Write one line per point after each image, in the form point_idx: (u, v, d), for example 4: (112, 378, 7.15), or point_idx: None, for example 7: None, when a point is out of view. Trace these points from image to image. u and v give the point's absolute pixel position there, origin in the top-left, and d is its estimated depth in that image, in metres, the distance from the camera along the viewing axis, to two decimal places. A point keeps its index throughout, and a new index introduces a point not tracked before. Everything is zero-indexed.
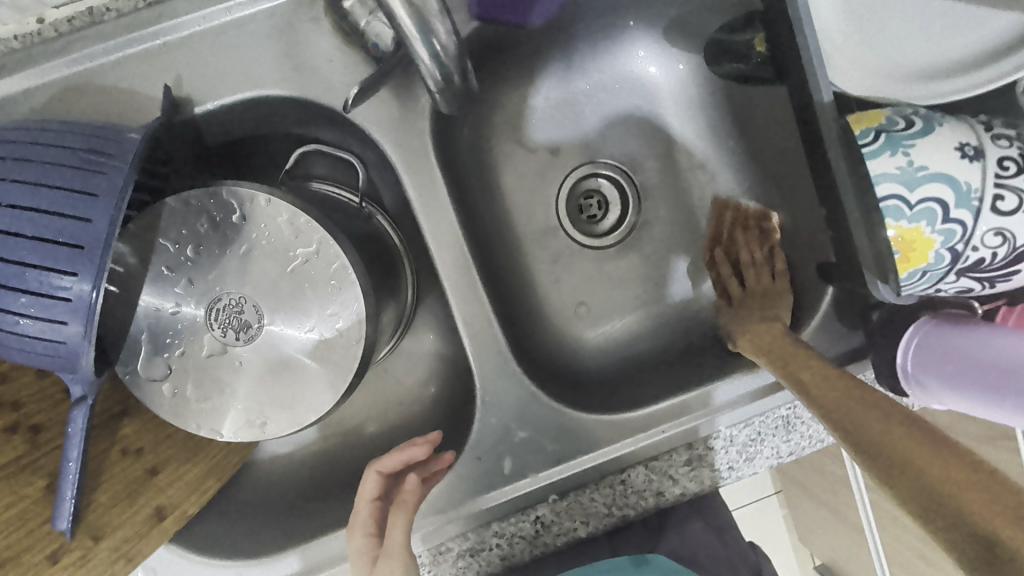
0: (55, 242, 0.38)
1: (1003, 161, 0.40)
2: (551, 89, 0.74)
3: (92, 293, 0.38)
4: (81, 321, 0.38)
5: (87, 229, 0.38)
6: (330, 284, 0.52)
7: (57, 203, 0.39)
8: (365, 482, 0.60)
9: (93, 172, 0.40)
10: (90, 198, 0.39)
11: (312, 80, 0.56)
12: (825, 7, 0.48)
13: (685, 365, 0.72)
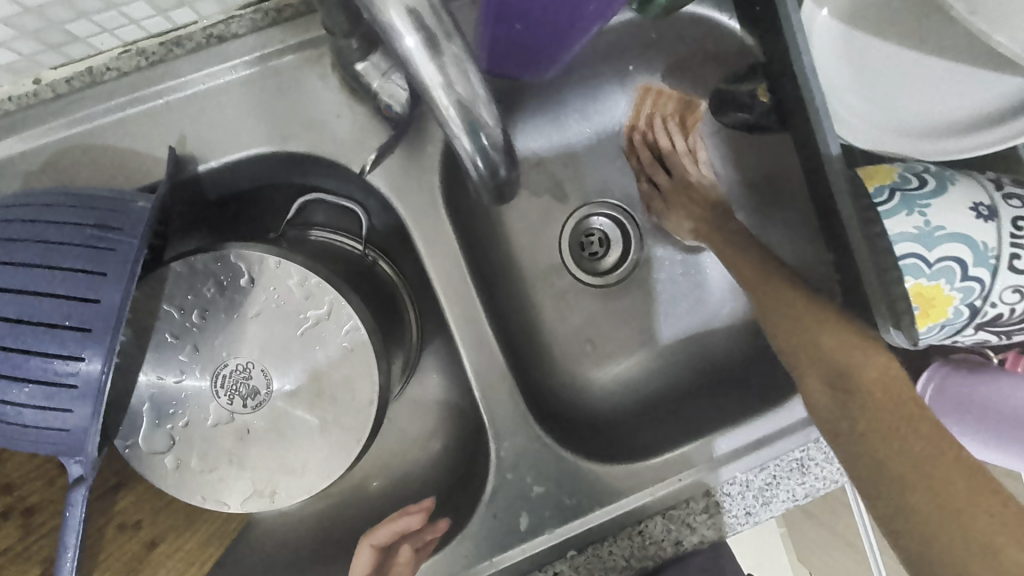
0: (62, 326, 0.36)
1: (1016, 221, 0.42)
2: (550, 130, 0.72)
3: (102, 374, 0.37)
4: (89, 405, 0.37)
5: (99, 310, 0.37)
6: (342, 346, 0.51)
7: (62, 284, 0.37)
8: (357, 557, 0.58)
9: (100, 249, 0.38)
10: (100, 278, 0.37)
11: (319, 136, 0.55)
12: (833, 63, 0.49)
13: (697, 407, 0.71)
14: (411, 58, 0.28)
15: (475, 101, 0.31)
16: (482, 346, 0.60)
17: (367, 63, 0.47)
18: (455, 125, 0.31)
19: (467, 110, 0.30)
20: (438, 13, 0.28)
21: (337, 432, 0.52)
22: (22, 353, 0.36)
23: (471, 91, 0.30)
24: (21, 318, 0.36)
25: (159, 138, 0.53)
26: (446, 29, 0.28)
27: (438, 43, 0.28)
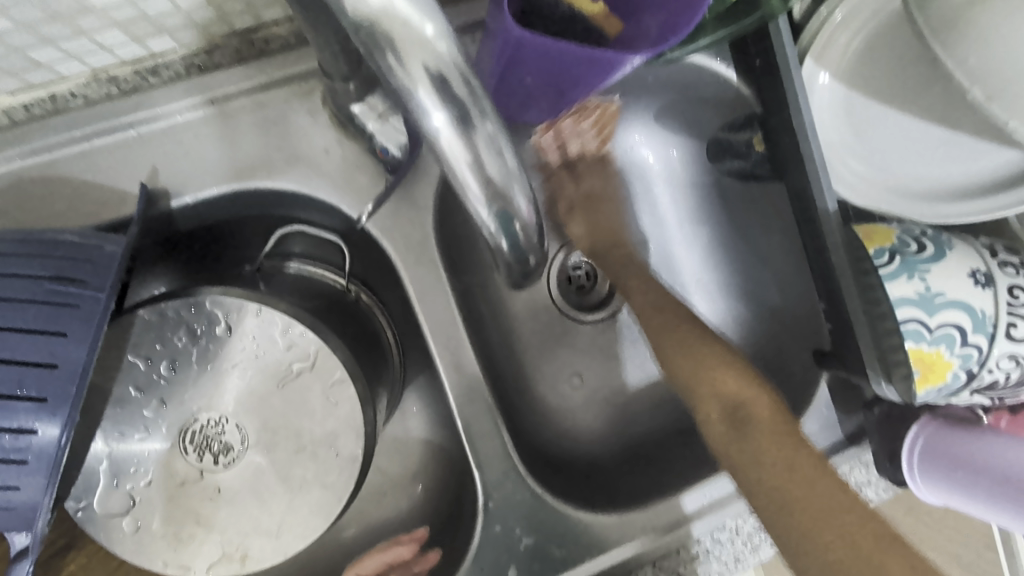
0: (12, 396, 0.33)
1: (1012, 290, 0.45)
2: None
3: (57, 452, 0.33)
4: (43, 485, 0.33)
5: (57, 376, 0.33)
6: (326, 398, 0.48)
7: (14, 349, 0.33)
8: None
9: (60, 306, 0.35)
10: (60, 339, 0.34)
11: (305, 172, 0.52)
12: (831, 122, 0.50)
13: (685, 455, 0.70)
14: (435, 137, 0.27)
15: (508, 184, 0.30)
16: (472, 394, 0.58)
17: (363, 106, 0.45)
18: (481, 202, 0.30)
19: (497, 191, 0.30)
20: (469, 84, 0.27)
21: (318, 490, 0.49)
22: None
23: (506, 172, 0.30)
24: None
25: (130, 170, 0.49)
26: (482, 108, 0.27)
27: (471, 121, 0.27)
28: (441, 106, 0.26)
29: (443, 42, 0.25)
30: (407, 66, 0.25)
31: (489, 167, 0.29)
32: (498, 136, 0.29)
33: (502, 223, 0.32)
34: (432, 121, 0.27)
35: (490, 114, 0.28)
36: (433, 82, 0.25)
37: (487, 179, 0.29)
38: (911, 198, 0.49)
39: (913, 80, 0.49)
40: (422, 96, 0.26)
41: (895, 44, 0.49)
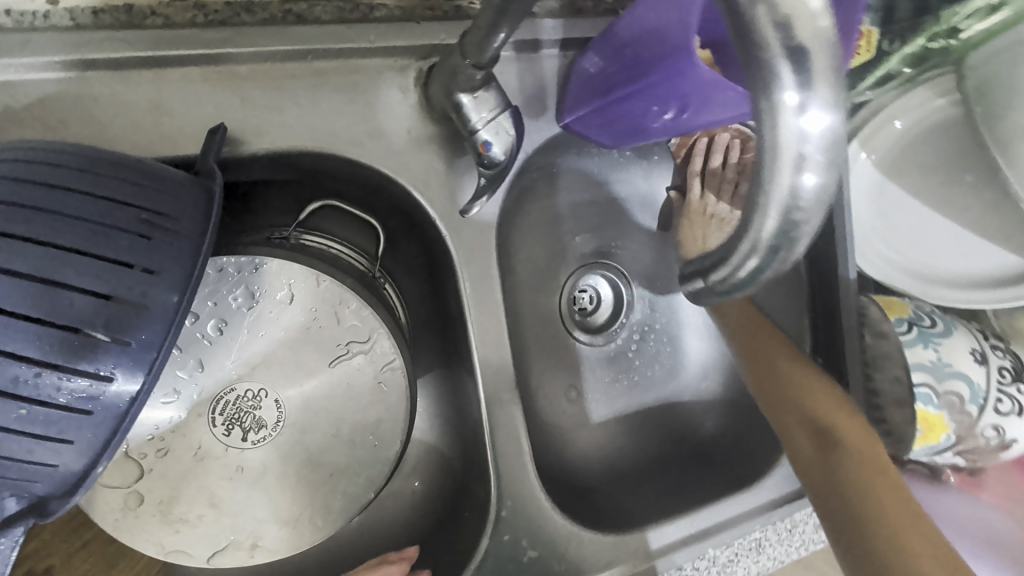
0: (92, 335, 0.30)
1: (1002, 370, 0.52)
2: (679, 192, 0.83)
3: (131, 401, 0.31)
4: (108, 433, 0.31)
5: (144, 319, 0.31)
6: (377, 386, 0.46)
7: (100, 281, 0.30)
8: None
9: (154, 241, 0.32)
10: (151, 278, 0.32)
11: (382, 148, 0.50)
12: (862, 201, 0.57)
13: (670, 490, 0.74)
14: (771, 134, 0.24)
15: (810, 212, 0.25)
16: (500, 397, 0.58)
17: (473, 97, 0.45)
18: (772, 212, 0.25)
19: (793, 211, 0.25)
20: (825, 69, 0.23)
21: (347, 480, 0.46)
22: (16, 362, 0.28)
23: (822, 189, 0.25)
24: (27, 314, 0.29)
25: (198, 109, 0.45)
26: (841, 98, 0.24)
27: (821, 110, 0.23)
28: (798, 85, 0.23)
29: (825, 18, 0.23)
30: (783, 42, 0.23)
31: (807, 178, 0.25)
32: (839, 143, 0.24)
33: (766, 258, 0.27)
34: (781, 99, 0.23)
35: (841, 114, 0.24)
36: (799, 52, 0.23)
37: (805, 177, 0.25)
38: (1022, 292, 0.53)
39: (936, 177, 0.56)
40: (781, 65, 0.23)
41: (928, 143, 0.57)
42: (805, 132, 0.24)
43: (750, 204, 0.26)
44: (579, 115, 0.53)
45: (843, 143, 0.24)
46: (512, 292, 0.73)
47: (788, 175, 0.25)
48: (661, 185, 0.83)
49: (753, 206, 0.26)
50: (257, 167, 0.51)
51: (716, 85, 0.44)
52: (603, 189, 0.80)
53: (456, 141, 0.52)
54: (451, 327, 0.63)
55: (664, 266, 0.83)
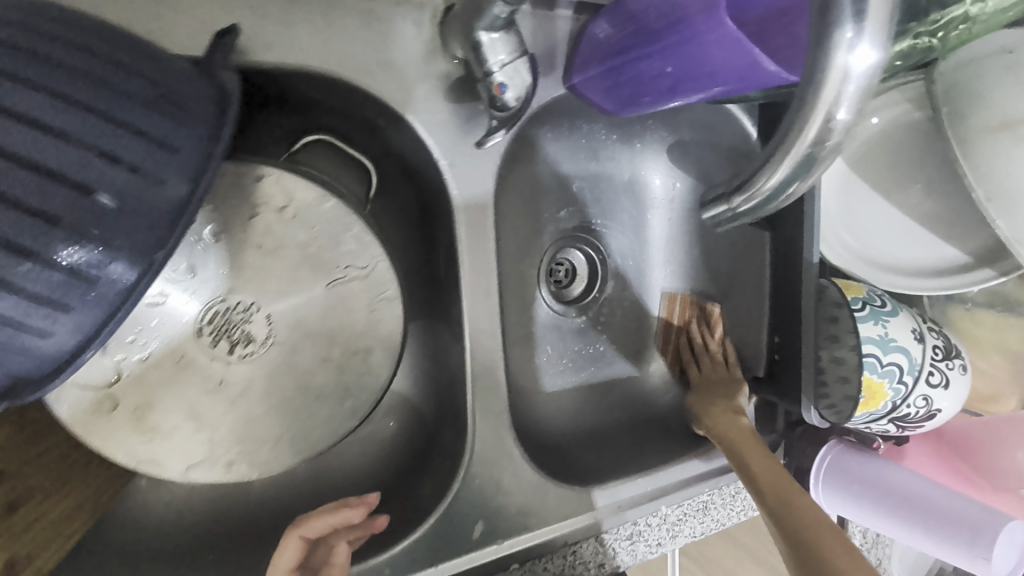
0: (100, 197, 0.30)
1: (936, 347, 0.54)
2: (668, 177, 0.83)
3: (131, 278, 0.32)
4: (104, 306, 0.32)
5: (155, 191, 0.32)
6: (372, 312, 0.46)
7: (122, 146, 0.31)
8: (283, 549, 0.52)
9: (176, 123, 0.34)
10: (172, 156, 0.33)
11: (393, 80, 0.50)
12: (828, 192, 0.61)
13: (628, 450, 0.78)
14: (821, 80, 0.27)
15: (835, 142, 0.28)
16: (483, 346, 0.59)
17: (494, 35, 0.45)
18: (806, 134, 0.28)
19: (825, 136, 0.28)
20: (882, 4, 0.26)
21: (331, 407, 0.46)
22: (24, 215, 0.28)
23: (850, 123, 0.28)
24: (39, 164, 0.28)
25: (210, 11, 0.44)
26: (889, 39, 0.26)
27: (875, 48, 0.26)
28: (855, 21, 0.26)
29: None
30: None
31: (841, 112, 0.27)
32: (874, 85, 0.27)
33: (797, 168, 0.30)
34: (840, 34, 0.26)
35: (884, 56, 0.27)
36: None
37: (840, 110, 0.27)
38: (992, 275, 0.55)
39: (903, 169, 0.59)
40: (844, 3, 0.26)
41: (900, 142, 0.59)
42: (851, 65, 0.26)
43: (789, 132, 0.29)
44: (588, 77, 0.54)
45: (877, 82, 0.27)
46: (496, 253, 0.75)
47: (830, 106, 0.27)
48: (648, 165, 0.83)
49: (790, 131, 0.29)
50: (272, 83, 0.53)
51: (726, 46, 0.42)
52: (591, 163, 0.82)
53: (466, 84, 0.53)
54: (438, 276, 0.64)
55: (640, 247, 0.85)
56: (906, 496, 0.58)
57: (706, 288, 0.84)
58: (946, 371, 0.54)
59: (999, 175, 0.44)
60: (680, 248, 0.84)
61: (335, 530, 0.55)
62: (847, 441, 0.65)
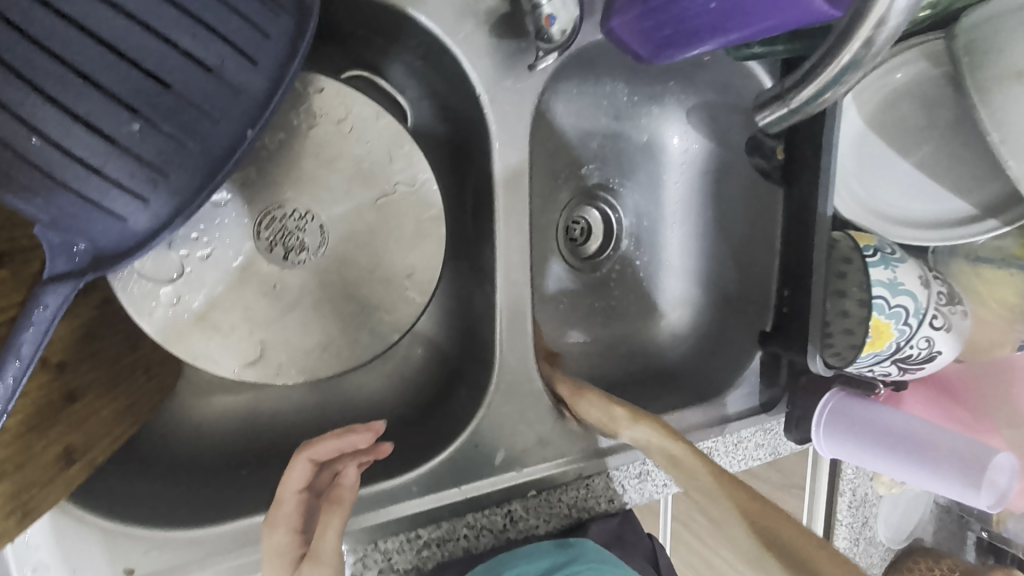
0: (216, 74, 0.35)
1: (939, 293, 0.58)
2: (687, 137, 0.85)
3: (226, 152, 0.37)
4: (203, 174, 0.37)
5: (251, 71, 0.36)
6: (418, 228, 0.48)
7: (232, 31, 0.35)
8: (291, 470, 0.51)
9: (272, 14, 0.37)
10: (267, 42, 0.37)
11: (442, 12, 0.54)
12: (845, 147, 0.64)
13: (636, 399, 0.81)
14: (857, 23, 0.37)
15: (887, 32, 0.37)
16: (514, 277, 0.60)
17: None
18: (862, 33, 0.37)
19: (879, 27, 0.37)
20: None
21: (374, 317, 0.48)
22: (142, 76, 0.32)
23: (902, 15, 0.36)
24: (159, 30, 0.32)
25: None
26: None
27: None
28: None
29: None
30: None
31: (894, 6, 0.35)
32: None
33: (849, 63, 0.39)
34: None
35: None
36: None
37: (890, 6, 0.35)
38: (998, 225, 0.59)
39: (918, 127, 0.62)
40: None
41: (915, 98, 0.62)
42: None
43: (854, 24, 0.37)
44: (625, 20, 0.56)
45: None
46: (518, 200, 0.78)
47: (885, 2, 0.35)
48: (668, 126, 0.85)
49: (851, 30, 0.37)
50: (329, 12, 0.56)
51: None
52: (612, 121, 0.84)
53: (507, 20, 0.55)
54: (466, 216, 0.65)
55: (654, 207, 0.87)
56: (900, 436, 0.62)
57: (716, 249, 0.87)
58: (948, 315, 0.58)
59: (1013, 117, 0.47)
60: (694, 208, 0.87)
61: (343, 454, 0.53)
62: (846, 389, 0.68)
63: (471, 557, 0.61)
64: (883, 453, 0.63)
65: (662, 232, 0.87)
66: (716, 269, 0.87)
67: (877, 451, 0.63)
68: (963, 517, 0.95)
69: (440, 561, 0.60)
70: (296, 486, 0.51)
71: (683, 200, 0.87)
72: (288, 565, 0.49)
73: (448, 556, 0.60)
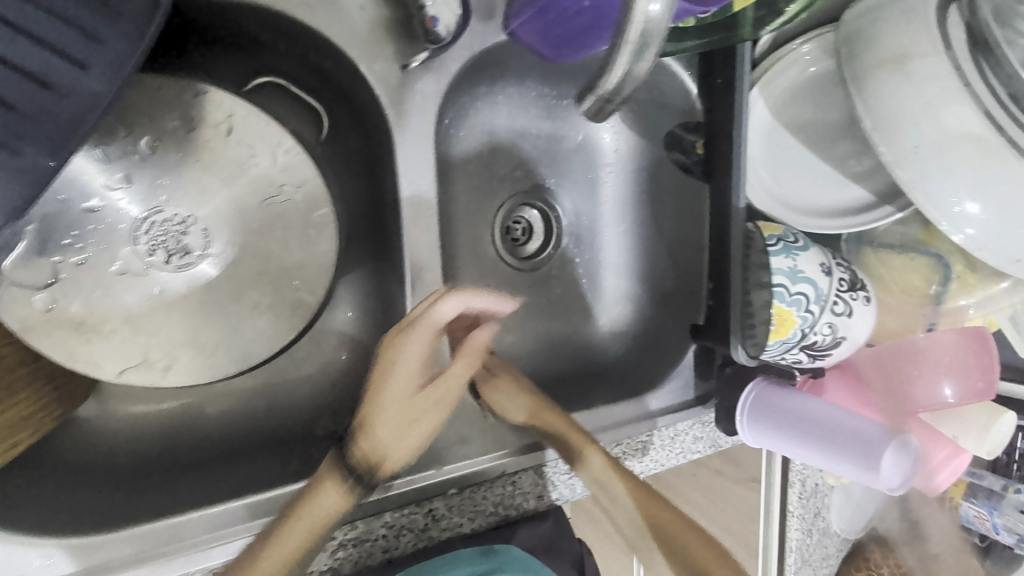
0: (49, 83, 0.36)
1: (840, 279, 0.59)
2: (620, 134, 0.86)
3: (51, 162, 0.37)
4: (30, 184, 0.36)
5: (85, 74, 0.37)
6: (307, 231, 0.48)
7: (55, 35, 0.35)
8: (443, 307, 0.55)
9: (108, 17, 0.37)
10: (102, 44, 0.37)
11: (335, 17, 0.54)
12: (755, 138, 0.65)
13: (572, 393, 0.82)
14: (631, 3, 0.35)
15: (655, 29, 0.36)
16: (425, 277, 0.61)
17: None
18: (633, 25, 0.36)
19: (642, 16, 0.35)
20: None
21: (267, 320, 0.49)
22: None
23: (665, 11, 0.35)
24: None
25: None
26: None
27: None
28: None
29: None
30: None
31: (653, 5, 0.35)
32: None
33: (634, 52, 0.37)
34: None
35: None
36: None
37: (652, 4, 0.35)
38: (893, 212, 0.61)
39: (819, 120, 0.64)
40: None
41: (815, 93, 0.64)
42: None
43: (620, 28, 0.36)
44: (523, 23, 0.57)
45: None
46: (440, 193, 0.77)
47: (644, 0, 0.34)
48: (597, 128, 0.86)
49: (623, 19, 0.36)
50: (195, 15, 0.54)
51: None
52: (542, 121, 0.84)
53: (405, 25, 0.56)
54: (383, 218, 0.66)
55: (591, 205, 0.88)
56: (814, 422, 0.62)
57: (652, 245, 0.88)
58: (850, 301, 0.58)
59: (884, 104, 0.47)
60: (629, 206, 0.88)
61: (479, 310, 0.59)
62: (770, 377, 0.68)
63: (390, 557, 0.61)
64: (804, 442, 0.62)
65: (599, 229, 0.88)
66: (652, 266, 0.88)
67: (798, 440, 0.62)
68: (914, 508, 0.94)
69: (356, 564, 0.59)
70: (407, 371, 0.55)
71: (619, 197, 0.88)
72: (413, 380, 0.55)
73: (366, 556, 0.60)
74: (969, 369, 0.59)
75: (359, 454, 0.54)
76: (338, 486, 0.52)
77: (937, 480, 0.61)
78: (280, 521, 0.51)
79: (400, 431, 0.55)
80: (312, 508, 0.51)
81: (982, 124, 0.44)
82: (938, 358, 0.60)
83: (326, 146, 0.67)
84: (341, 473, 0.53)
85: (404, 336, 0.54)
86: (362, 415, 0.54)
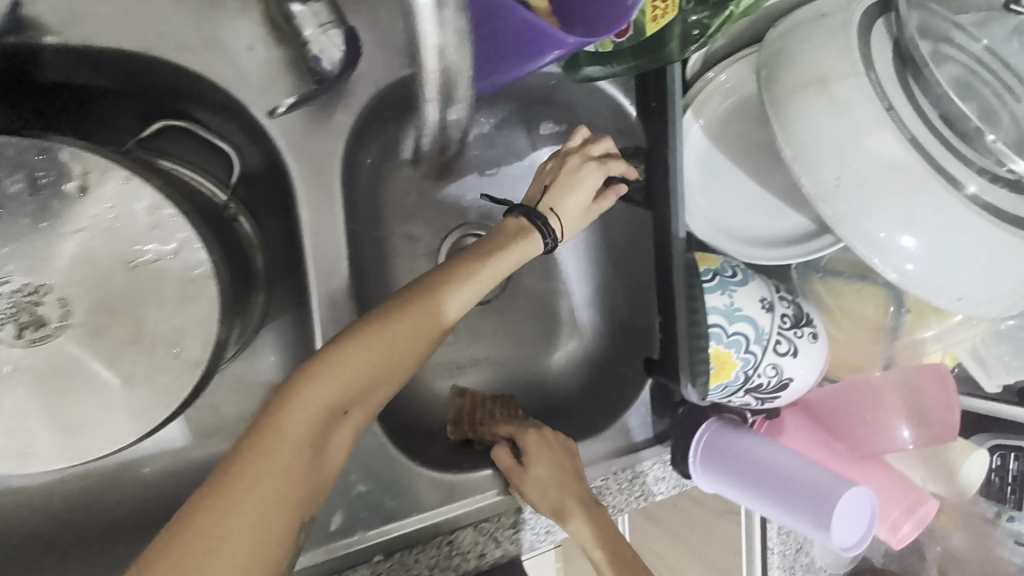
0: None
1: (783, 316, 0.55)
2: None
3: None
4: None
5: None
6: (181, 296, 0.44)
7: None
8: (618, 160, 0.60)
9: None
10: None
11: (219, 59, 0.51)
12: (691, 163, 0.61)
13: None
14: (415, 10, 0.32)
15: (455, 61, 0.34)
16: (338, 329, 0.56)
17: (304, 8, 0.49)
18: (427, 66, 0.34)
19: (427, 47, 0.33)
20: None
21: (139, 394, 0.44)
22: None
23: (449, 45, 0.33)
24: None
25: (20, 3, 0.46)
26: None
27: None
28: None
29: None
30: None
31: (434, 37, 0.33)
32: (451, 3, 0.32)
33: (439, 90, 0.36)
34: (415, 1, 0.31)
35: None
36: None
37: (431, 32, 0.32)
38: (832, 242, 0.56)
39: (759, 142, 0.59)
40: None
41: (752, 113, 0.59)
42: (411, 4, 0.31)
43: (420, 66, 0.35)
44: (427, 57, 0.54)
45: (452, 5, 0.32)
46: (355, 242, 0.63)
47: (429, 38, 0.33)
48: (541, 148, 0.73)
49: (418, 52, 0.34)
50: (35, 67, 0.48)
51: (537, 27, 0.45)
52: (472, 147, 0.70)
53: (298, 64, 0.52)
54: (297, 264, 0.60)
55: None
56: (765, 470, 0.57)
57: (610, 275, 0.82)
58: (794, 339, 0.54)
59: (802, 132, 0.42)
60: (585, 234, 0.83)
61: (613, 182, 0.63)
62: (724, 419, 0.62)
63: None
64: (758, 493, 0.57)
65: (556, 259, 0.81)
66: (611, 296, 0.82)
67: (750, 490, 0.58)
68: None
69: None
70: (589, 189, 0.58)
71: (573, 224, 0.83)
72: (586, 192, 0.58)
73: None
74: (927, 413, 0.56)
75: (460, 300, 0.50)
76: (436, 334, 0.48)
77: (901, 534, 0.56)
78: (371, 324, 0.45)
79: (579, 218, 0.59)
80: (404, 341, 0.45)
81: (904, 152, 0.40)
82: (888, 399, 0.57)
83: (243, 187, 0.59)
84: (532, 226, 0.56)
85: (585, 163, 0.59)
86: (543, 205, 0.57)
